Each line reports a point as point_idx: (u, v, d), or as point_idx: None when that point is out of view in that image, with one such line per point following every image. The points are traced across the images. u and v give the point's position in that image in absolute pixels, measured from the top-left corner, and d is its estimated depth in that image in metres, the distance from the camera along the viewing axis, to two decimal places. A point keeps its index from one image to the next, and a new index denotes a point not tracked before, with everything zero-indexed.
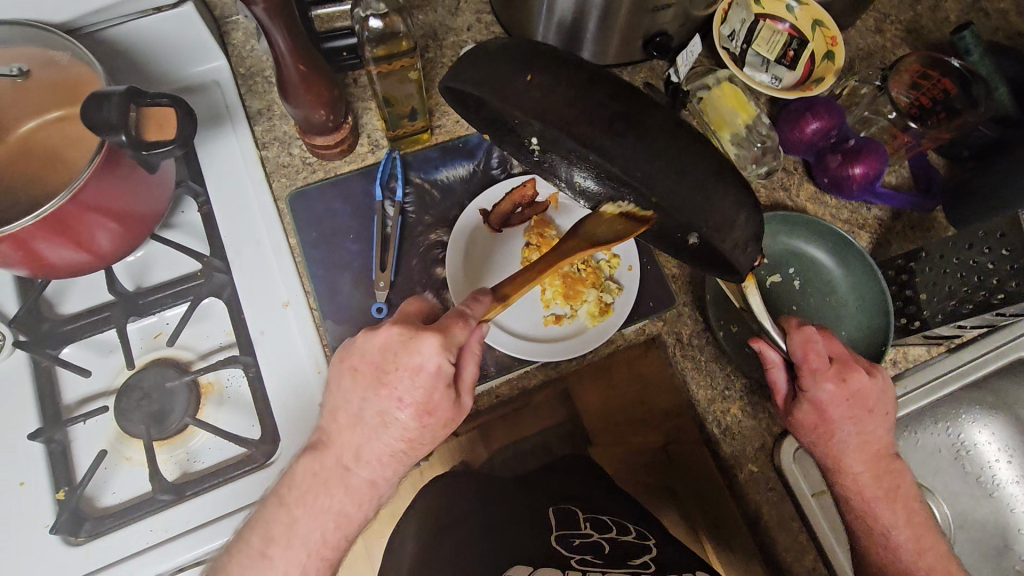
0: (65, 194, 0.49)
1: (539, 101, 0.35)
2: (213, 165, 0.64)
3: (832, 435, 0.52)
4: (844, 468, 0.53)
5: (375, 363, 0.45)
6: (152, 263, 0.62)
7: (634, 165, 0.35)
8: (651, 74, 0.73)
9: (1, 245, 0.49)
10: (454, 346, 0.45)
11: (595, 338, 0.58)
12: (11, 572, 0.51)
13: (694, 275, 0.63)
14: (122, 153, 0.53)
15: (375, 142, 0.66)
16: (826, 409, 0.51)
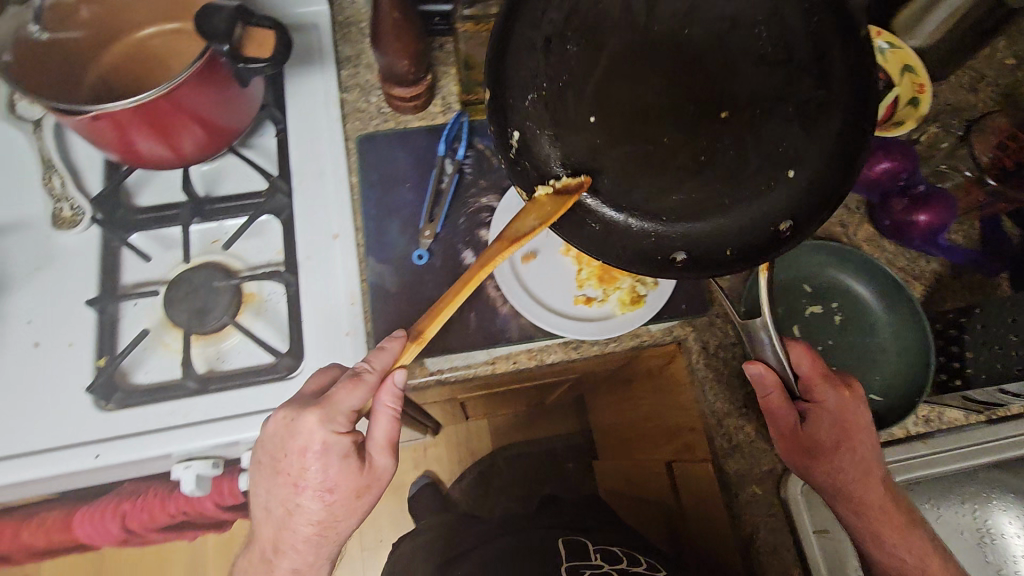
0: (162, 89, 0.54)
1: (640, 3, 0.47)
2: (298, 101, 0.69)
3: (838, 458, 0.53)
4: (865, 494, 0.53)
5: (268, 451, 0.50)
6: (224, 176, 0.67)
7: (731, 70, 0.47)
8: None
9: (102, 123, 0.54)
10: (339, 417, 0.49)
11: (622, 326, 0.58)
12: (44, 421, 0.55)
13: (732, 289, 0.63)
14: (227, 65, 0.57)
15: (447, 104, 0.69)
16: (840, 418, 0.53)
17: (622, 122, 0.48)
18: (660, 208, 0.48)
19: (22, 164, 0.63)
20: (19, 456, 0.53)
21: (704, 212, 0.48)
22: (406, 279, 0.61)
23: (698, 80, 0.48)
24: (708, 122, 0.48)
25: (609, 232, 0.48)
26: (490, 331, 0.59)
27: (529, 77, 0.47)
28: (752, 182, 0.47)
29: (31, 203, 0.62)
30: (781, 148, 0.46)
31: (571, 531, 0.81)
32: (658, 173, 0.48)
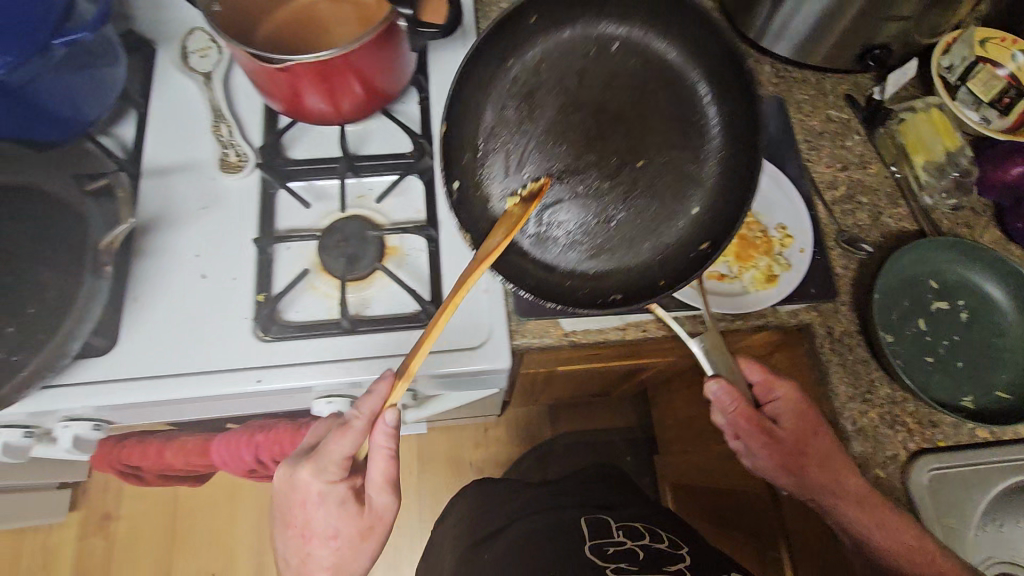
0: (341, 49, 0.58)
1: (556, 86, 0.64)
2: (442, 72, 0.73)
3: (810, 459, 0.56)
4: (849, 487, 0.54)
5: (277, 501, 0.57)
6: (370, 136, 0.70)
7: (637, 128, 0.63)
8: (855, 88, 0.74)
9: (281, 75, 0.59)
10: (331, 466, 0.55)
11: (756, 303, 0.59)
12: (210, 345, 0.60)
13: (858, 280, 0.64)
14: (399, 28, 0.61)
15: None
16: (794, 415, 0.58)
17: (556, 169, 0.62)
18: (585, 254, 0.61)
19: (191, 110, 0.68)
20: (189, 373, 0.59)
21: (631, 250, 0.61)
22: None
23: (618, 143, 0.62)
24: (625, 177, 0.62)
25: (549, 275, 0.61)
26: (624, 299, 0.61)
27: (493, 146, 0.63)
28: (662, 218, 0.61)
29: (199, 147, 0.66)
30: (681, 186, 0.62)
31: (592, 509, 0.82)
32: (589, 222, 0.62)
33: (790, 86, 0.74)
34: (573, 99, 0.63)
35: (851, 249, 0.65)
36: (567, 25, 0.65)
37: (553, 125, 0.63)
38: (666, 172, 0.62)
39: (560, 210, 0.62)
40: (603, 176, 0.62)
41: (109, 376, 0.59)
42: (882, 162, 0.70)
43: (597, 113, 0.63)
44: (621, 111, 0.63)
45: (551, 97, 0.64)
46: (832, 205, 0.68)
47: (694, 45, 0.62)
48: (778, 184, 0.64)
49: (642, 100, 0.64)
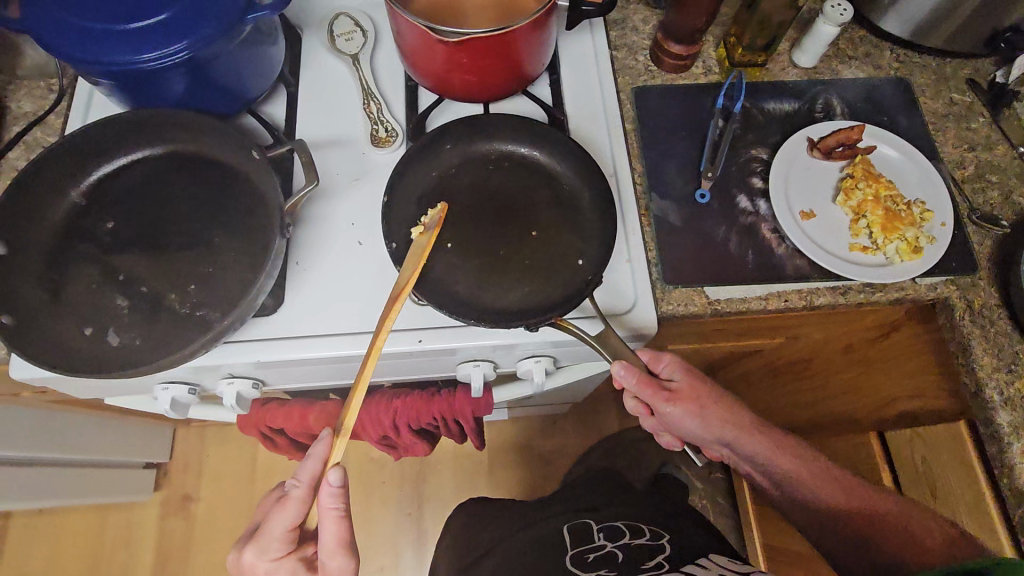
0: (501, 28, 0.60)
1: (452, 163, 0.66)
2: (572, 54, 0.75)
3: (706, 396, 0.64)
4: (751, 429, 0.66)
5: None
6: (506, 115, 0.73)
7: (528, 196, 0.65)
8: (976, 72, 0.75)
9: (440, 51, 0.62)
10: (274, 543, 0.60)
11: (901, 274, 0.61)
12: (366, 306, 0.61)
13: (995, 256, 0.65)
14: (551, 10, 0.64)
15: (709, 67, 0.74)
16: (685, 382, 0.63)
17: (468, 232, 0.63)
18: (507, 305, 0.59)
19: (341, 89, 0.71)
20: (351, 335, 0.60)
21: (534, 298, 0.59)
22: (689, 214, 0.65)
23: (511, 215, 0.64)
24: (527, 258, 0.62)
25: (474, 306, 0.59)
26: (769, 269, 0.63)
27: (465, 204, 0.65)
28: (558, 269, 0.61)
29: (350, 124, 0.69)
30: (573, 245, 0.62)
31: (578, 512, 0.90)
32: (500, 276, 0.61)
33: (912, 70, 0.76)
34: (479, 195, 0.65)
35: (988, 225, 0.66)
36: (469, 138, 0.67)
37: (461, 187, 0.65)
38: (554, 234, 0.63)
39: (473, 267, 0.61)
40: (503, 239, 0.62)
41: (266, 335, 0.59)
42: (1010, 142, 0.71)
43: (498, 202, 0.65)
44: (519, 198, 0.65)
45: (463, 192, 0.65)
46: (962, 183, 0.69)
47: (565, 151, 0.65)
48: (913, 161, 0.66)
49: (528, 183, 0.66)
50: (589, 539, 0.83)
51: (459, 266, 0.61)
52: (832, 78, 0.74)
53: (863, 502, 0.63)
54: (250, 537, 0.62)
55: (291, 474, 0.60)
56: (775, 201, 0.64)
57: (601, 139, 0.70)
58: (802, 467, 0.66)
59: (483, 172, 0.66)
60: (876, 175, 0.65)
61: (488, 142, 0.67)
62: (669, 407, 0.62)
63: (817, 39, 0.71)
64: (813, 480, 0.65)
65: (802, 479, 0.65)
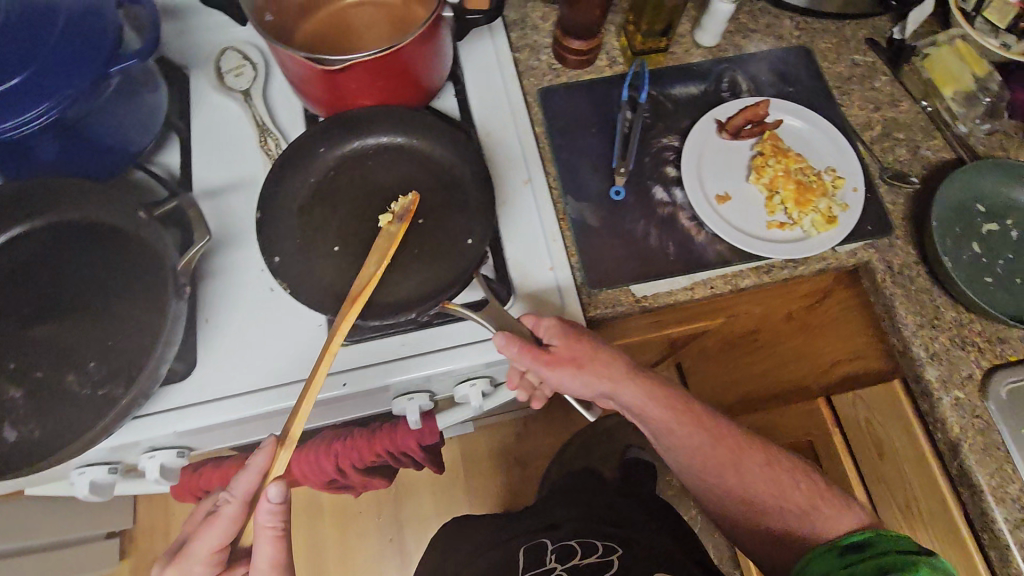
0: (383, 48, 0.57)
1: (332, 169, 0.63)
2: (473, 63, 0.73)
3: (589, 355, 0.58)
4: (642, 385, 0.61)
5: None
6: None
7: (418, 197, 0.63)
8: (873, 31, 0.76)
9: (323, 78, 0.59)
10: (197, 565, 0.54)
11: (818, 245, 0.61)
12: (280, 352, 0.59)
13: (910, 214, 0.66)
14: (439, 22, 0.61)
15: (613, 58, 0.73)
16: (569, 342, 0.57)
17: (362, 247, 0.60)
18: (402, 295, 0.58)
19: (233, 128, 0.68)
20: (272, 387, 0.58)
21: (422, 288, 0.59)
22: (606, 214, 0.64)
23: (399, 213, 0.62)
24: (423, 258, 0.60)
25: (368, 307, 0.57)
26: (690, 258, 0.62)
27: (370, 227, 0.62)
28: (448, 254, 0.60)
29: (247, 163, 0.66)
30: (461, 231, 0.61)
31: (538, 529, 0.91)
32: (393, 273, 0.59)
33: (813, 37, 0.76)
34: (371, 207, 0.62)
35: (899, 183, 0.67)
36: (347, 137, 0.63)
37: (349, 202, 0.62)
38: (438, 226, 0.61)
39: (368, 276, 0.59)
40: (395, 239, 0.61)
41: (183, 401, 0.57)
42: (912, 98, 0.72)
43: (396, 212, 0.62)
44: (411, 199, 0.63)
45: (346, 195, 0.63)
46: (871, 144, 0.70)
47: (461, 160, 0.63)
48: (820, 130, 0.67)
49: (415, 188, 0.63)
50: (540, 562, 0.84)
51: (373, 288, 0.59)
52: (736, 54, 0.74)
53: (729, 456, 0.63)
54: (173, 556, 0.56)
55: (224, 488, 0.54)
56: (689, 189, 0.64)
57: (511, 147, 0.69)
58: (673, 415, 0.63)
59: (372, 181, 0.63)
60: (785, 148, 0.65)
61: (367, 137, 0.64)
62: (549, 371, 0.56)
63: (715, 18, 0.70)
64: (682, 428, 0.63)
65: (686, 431, 0.63)
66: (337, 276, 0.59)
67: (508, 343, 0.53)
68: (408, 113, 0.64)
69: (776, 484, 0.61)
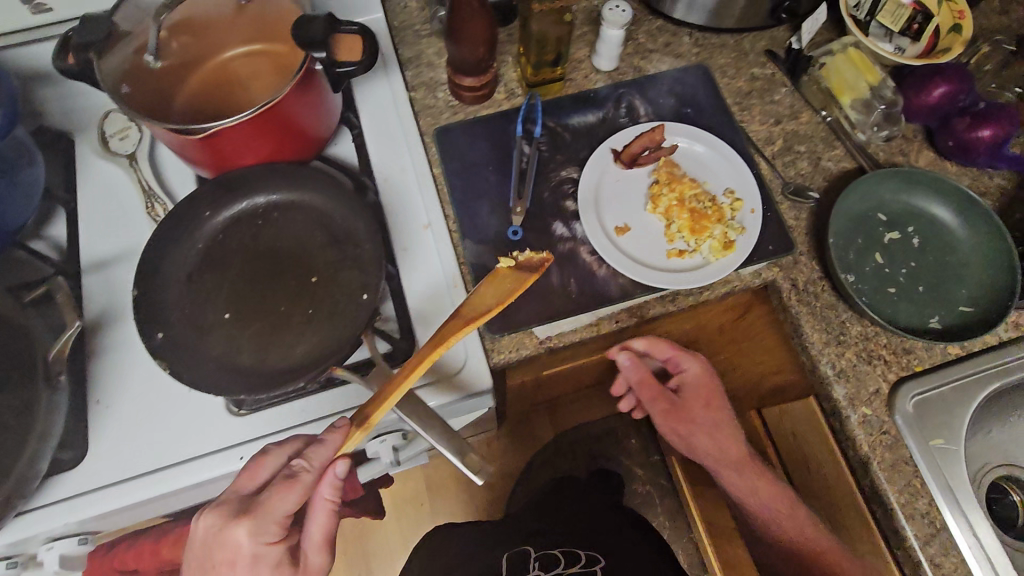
0: (250, 112, 0.55)
1: (218, 233, 0.62)
2: (369, 104, 0.72)
3: (698, 406, 0.68)
4: (722, 423, 0.68)
5: (200, 553, 0.50)
6: None
7: (309, 253, 0.61)
8: (771, 43, 0.76)
9: (199, 145, 0.57)
10: (270, 527, 0.49)
11: (718, 272, 0.60)
12: (172, 429, 0.57)
13: (812, 227, 0.66)
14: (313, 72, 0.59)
15: (511, 90, 0.72)
16: (699, 386, 0.68)
17: (251, 312, 0.59)
18: (296, 360, 0.57)
19: (119, 195, 0.66)
20: (163, 468, 0.55)
21: (315, 351, 0.57)
22: (504, 255, 0.63)
23: (287, 271, 0.61)
24: (317, 318, 0.59)
25: (258, 377, 0.56)
26: (592, 294, 0.61)
27: (260, 288, 0.60)
28: (341, 314, 0.59)
29: (134, 232, 0.64)
30: (353, 287, 0.60)
31: (518, 540, 0.89)
32: (284, 337, 0.58)
33: (711, 52, 0.76)
34: (261, 269, 0.61)
35: (800, 199, 0.66)
36: (232, 199, 0.62)
37: (239, 264, 0.61)
38: (331, 284, 0.60)
39: (258, 343, 0.58)
40: (285, 299, 0.60)
41: (72, 491, 0.55)
42: (812, 108, 0.72)
43: (286, 271, 0.61)
44: (301, 257, 0.61)
45: (234, 256, 0.61)
46: (772, 159, 0.70)
47: (352, 210, 0.62)
48: (716, 150, 0.66)
49: (305, 245, 0.62)
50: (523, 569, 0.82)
51: (264, 354, 0.57)
52: (636, 76, 0.73)
53: (765, 487, 0.67)
54: (242, 509, 0.50)
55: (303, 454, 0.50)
56: (586, 223, 0.62)
57: (409, 192, 0.67)
58: (740, 459, 0.67)
59: (263, 241, 0.62)
60: (680, 174, 0.65)
61: (256, 197, 0.63)
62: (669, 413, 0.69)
63: (607, 44, 0.69)
64: (742, 475, 0.67)
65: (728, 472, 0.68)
66: (227, 345, 0.57)
67: (633, 363, 0.66)
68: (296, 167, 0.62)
69: (795, 517, 0.66)
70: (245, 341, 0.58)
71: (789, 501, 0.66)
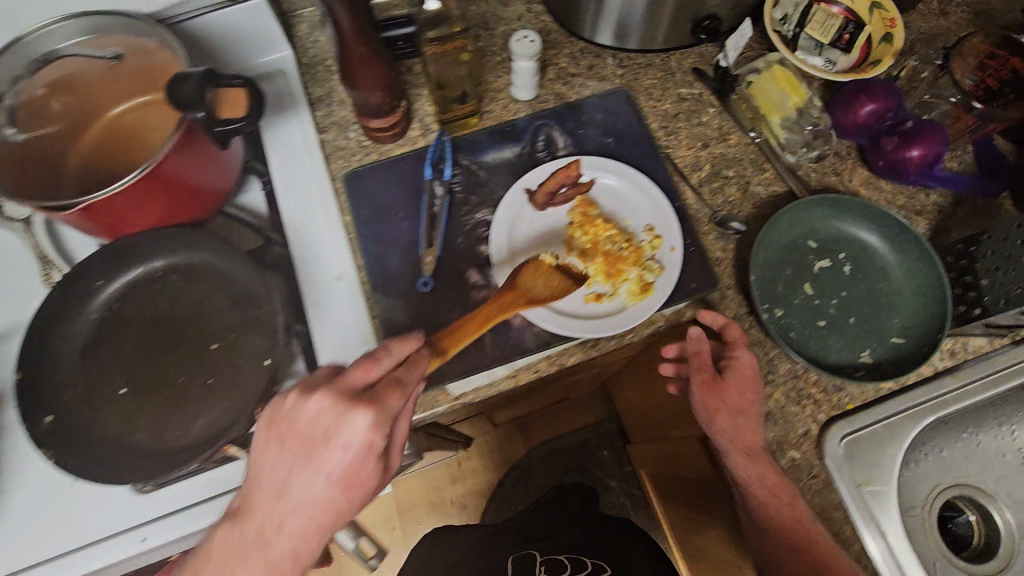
0: (120, 184, 0.52)
1: (114, 301, 0.59)
2: (276, 147, 0.68)
3: (741, 400, 0.54)
4: (749, 416, 0.54)
5: (304, 434, 0.43)
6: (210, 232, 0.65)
7: (211, 318, 0.60)
8: (699, 59, 0.72)
9: (82, 222, 0.55)
10: (391, 419, 0.44)
11: (636, 316, 0.58)
12: (70, 512, 0.55)
13: (738, 259, 0.63)
14: (191, 128, 0.55)
15: (426, 126, 0.69)
16: (745, 375, 0.55)
17: (149, 384, 0.57)
18: (196, 435, 0.55)
19: (16, 263, 0.63)
20: (61, 555, 0.54)
21: (216, 424, 0.56)
22: (416, 308, 0.60)
23: (187, 337, 0.59)
24: (218, 388, 0.57)
25: (155, 455, 0.54)
26: (507, 345, 0.59)
27: (160, 358, 0.58)
28: (243, 382, 0.57)
29: (30, 302, 0.62)
30: (255, 351, 0.58)
31: (525, 543, 0.90)
32: (184, 409, 0.57)
33: (636, 73, 0.72)
34: (161, 337, 0.59)
35: (724, 230, 0.64)
36: (126, 266, 0.59)
37: (138, 334, 0.59)
38: (234, 349, 0.59)
39: (158, 418, 0.56)
40: (186, 368, 0.58)
41: None
42: (741, 128, 0.69)
43: (188, 338, 0.59)
44: (203, 321, 0.60)
45: (133, 325, 0.59)
46: (699, 187, 0.66)
47: (254, 273, 0.60)
48: (633, 183, 0.63)
49: (207, 309, 0.60)
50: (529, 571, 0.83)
51: (163, 429, 0.56)
52: (556, 104, 0.70)
53: (776, 491, 0.53)
54: (368, 395, 0.43)
55: (401, 363, 0.47)
56: (501, 271, 0.60)
57: (320, 242, 0.65)
58: (753, 456, 0.54)
59: (163, 307, 0.60)
60: (597, 213, 0.62)
61: (152, 261, 0.60)
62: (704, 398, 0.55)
63: (521, 74, 0.65)
64: (747, 469, 0.54)
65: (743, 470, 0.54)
66: (124, 423, 0.56)
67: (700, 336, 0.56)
68: (191, 231, 0.60)
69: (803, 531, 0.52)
70: (144, 418, 0.56)
71: (806, 520, 0.53)
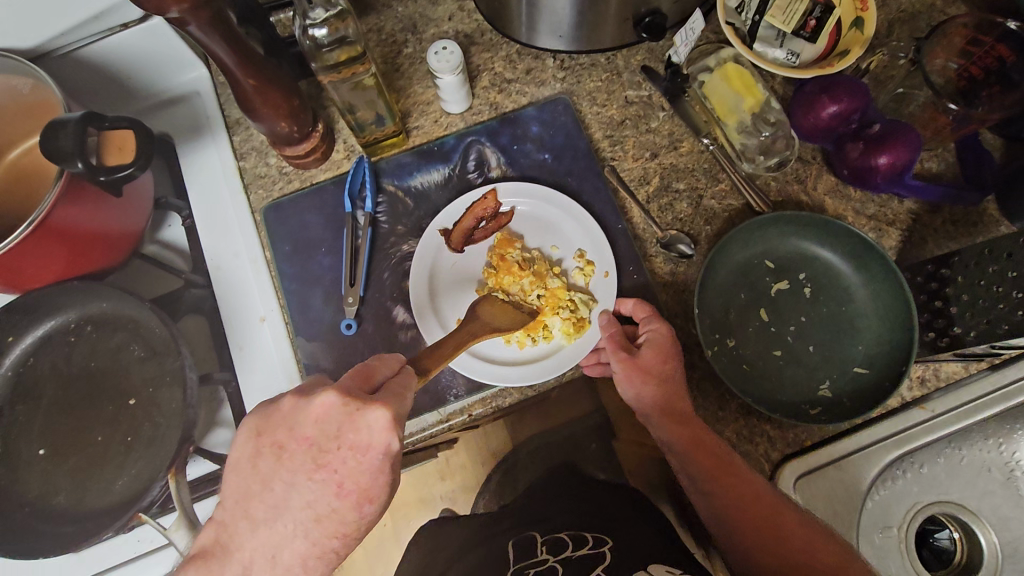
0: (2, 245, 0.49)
1: (27, 357, 0.57)
2: (192, 175, 0.64)
3: (663, 373, 0.51)
4: (675, 388, 0.51)
5: (308, 436, 0.36)
6: (128, 275, 0.61)
7: (128, 370, 0.57)
8: (648, 56, 0.65)
9: None
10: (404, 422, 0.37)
11: (573, 358, 0.54)
12: None
13: (687, 285, 0.58)
14: (73, 177, 0.50)
15: (351, 148, 0.64)
16: (662, 346, 0.51)
17: (67, 443, 0.55)
18: (116, 496, 0.54)
19: None
20: None
21: (136, 484, 0.54)
22: (341, 352, 0.57)
23: (104, 392, 0.57)
24: (137, 447, 0.55)
25: (75, 519, 0.53)
26: (436, 389, 0.55)
27: (77, 415, 0.56)
28: (163, 438, 0.55)
29: None
30: (172, 405, 0.55)
31: (530, 524, 0.62)
32: (103, 469, 0.55)
33: (579, 76, 0.65)
34: (79, 393, 0.57)
35: (672, 252, 0.59)
36: (33, 321, 0.56)
37: (55, 391, 0.57)
38: (152, 404, 0.56)
39: (77, 479, 0.54)
40: (104, 424, 0.56)
41: None
42: (694, 134, 0.62)
43: (106, 393, 0.57)
44: (120, 374, 0.57)
45: (49, 382, 0.57)
46: (647, 202, 0.61)
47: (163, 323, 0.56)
48: (563, 207, 0.59)
49: (123, 361, 0.57)
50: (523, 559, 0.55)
51: (83, 491, 0.54)
52: (491, 116, 0.64)
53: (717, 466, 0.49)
54: (377, 395, 0.37)
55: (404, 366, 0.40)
56: (422, 316, 0.55)
57: (240, 280, 0.60)
58: (686, 430, 0.50)
59: (79, 361, 0.57)
60: (516, 252, 0.58)
61: (63, 314, 0.57)
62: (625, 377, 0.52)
63: (447, 89, 0.59)
64: (680, 442, 0.50)
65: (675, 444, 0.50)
66: (41, 487, 0.54)
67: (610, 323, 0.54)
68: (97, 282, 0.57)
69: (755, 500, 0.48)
70: (62, 480, 0.54)
71: (753, 479, 0.49)
